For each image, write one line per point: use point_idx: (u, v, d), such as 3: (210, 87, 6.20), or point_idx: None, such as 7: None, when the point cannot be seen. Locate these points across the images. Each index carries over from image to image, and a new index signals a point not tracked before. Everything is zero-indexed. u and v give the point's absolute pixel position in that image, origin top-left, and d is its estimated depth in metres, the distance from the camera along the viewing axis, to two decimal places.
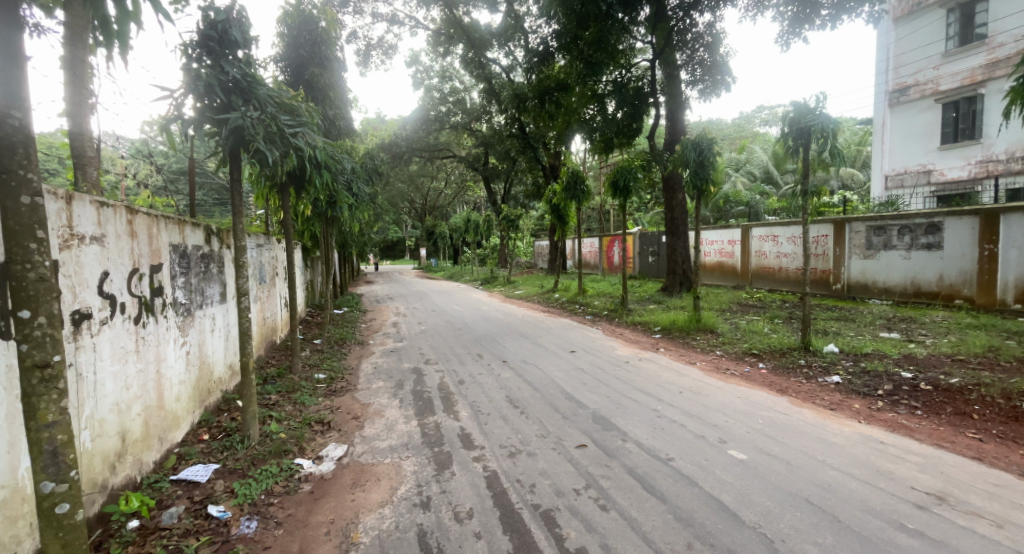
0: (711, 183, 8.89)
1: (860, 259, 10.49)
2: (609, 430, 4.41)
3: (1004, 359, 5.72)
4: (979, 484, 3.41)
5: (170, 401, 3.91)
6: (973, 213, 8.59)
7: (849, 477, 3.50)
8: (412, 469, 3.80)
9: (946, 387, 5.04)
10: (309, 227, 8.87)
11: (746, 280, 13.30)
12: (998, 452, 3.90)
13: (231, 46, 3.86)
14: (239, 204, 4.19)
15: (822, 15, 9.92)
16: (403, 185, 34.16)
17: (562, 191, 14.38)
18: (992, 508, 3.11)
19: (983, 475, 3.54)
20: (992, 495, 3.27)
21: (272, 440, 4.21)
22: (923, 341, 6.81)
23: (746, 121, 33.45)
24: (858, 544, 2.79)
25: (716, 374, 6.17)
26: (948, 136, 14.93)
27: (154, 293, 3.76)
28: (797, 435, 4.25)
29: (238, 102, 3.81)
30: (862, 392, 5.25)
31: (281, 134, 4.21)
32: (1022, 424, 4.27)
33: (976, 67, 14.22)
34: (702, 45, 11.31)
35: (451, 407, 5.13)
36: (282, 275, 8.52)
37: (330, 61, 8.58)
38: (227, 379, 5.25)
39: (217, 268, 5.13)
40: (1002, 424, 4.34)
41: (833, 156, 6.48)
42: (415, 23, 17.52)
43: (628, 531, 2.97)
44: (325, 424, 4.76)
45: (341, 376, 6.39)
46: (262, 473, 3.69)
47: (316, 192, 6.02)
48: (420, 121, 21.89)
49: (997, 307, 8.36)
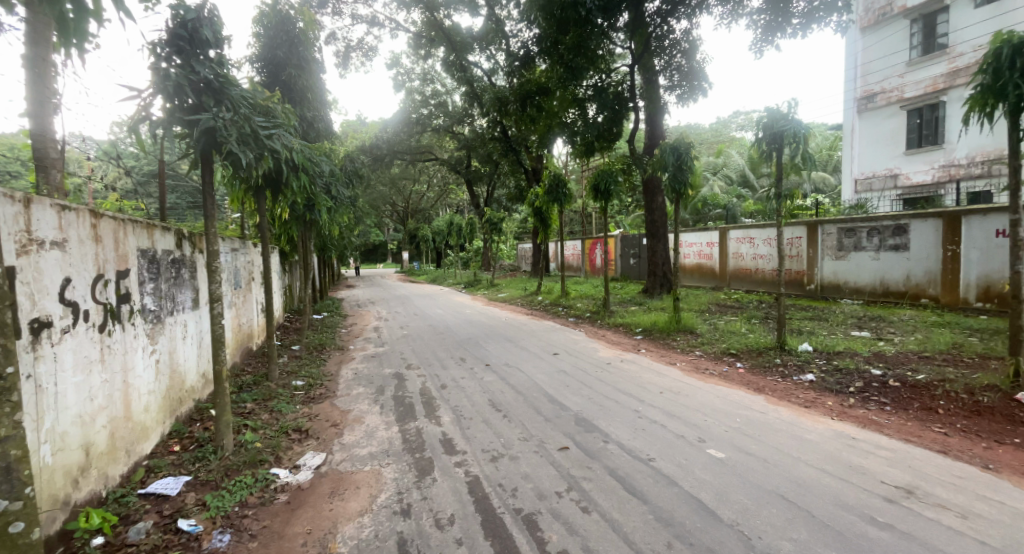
0: (690, 186, 8.98)
1: (832, 259, 10.74)
2: (591, 432, 4.40)
3: (968, 356, 5.87)
4: (946, 477, 3.49)
5: (139, 412, 3.78)
6: (937, 215, 8.87)
7: (822, 473, 3.55)
8: (392, 477, 3.73)
9: (914, 383, 5.14)
10: (286, 231, 8.70)
11: (724, 281, 13.50)
12: (963, 445, 4.01)
13: (202, 46, 3.76)
14: (212, 208, 4.07)
15: (793, 24, 10.15)
16: (385, 188, 33.86)
17: (544, 194, 14.38)
18: (958, 501, 3.18)
19: (950, 468, 3.63)
20: (957, 487, 3.35)
21: (248, 450, 4.10)
22: (892, 339, 6.98)
23: (723, 126, 34.14)
24: (831, 538, 2.82)
25: (695, 374, 6.22)
26: (913, 141, 15.41)
27: (121, 300, 3.63)
28: (772, 433, 4.30)
29: (209, 103, 3.72)
30: (835, 390, 5.35)
31: (256, 136, 4.10)
32: (985, 418, 4.40)
33: (938, 75, 14.69)
34: (680, 51, 11.54)
35: (433, 412, 5.06)
36: (258, 280, 8.33)
37: (308, 62, 8.44)
38: (200, 387, 5.10)
39: (189, 274, 4.99)
40: (965, 418, 4.46)
41: (805, 160, 6.59)
42: (396, 25, 17.19)
43: (610, 533, 2.95)
44: (303, 432, 4.66)
45: (320, 383, 6.26)
46: (237, 484, 3.60)
47: (293, 195, 5.90)
48: (402, 123, 21.74)
49: (961, 306, 8.61)
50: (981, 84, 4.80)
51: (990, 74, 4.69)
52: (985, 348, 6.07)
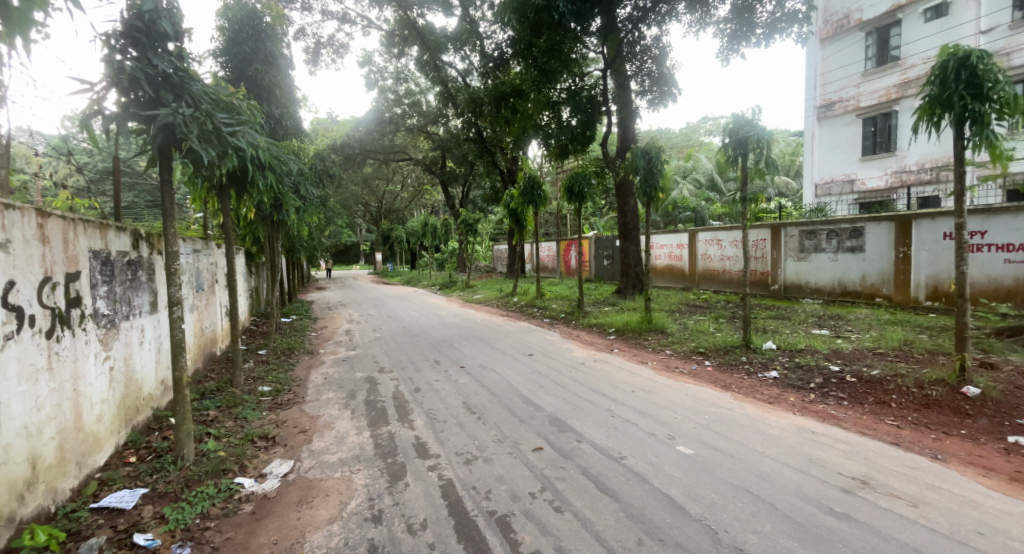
0: (661, 190, 9.12)
1: (795, 260, 11.08)
2: (565, 432, 4.40)
3: (918, 351, 6.14)
4: (898, 467, 3.61)
5: (91, 421, 3.59)
6: (890, 218, 9.25)
7: (785, 466, 3.63)
8: (363, 483, 3.64)
9: (869, 378, 5.32)
10: (251, 232, 8.45)
11: (693, 282, 13.77)
12: (914, 437, 4.17)
13: (160, 38, 3.61)
14: (171, 208, 3.90)
15: (757, 34, 10.42)
16: (358, 188, 33.30)
17: (519, 196, 14.37)
18: (910, 490, 3.30)
19: (902, 459, 3.76)
20: (909, 477, 3.47)
21: (210, 459, 3.94)
22: (849, 337, 7.24)
23: (692, 131, 34.91)
24: (794, 529, 2.89)
25: (665, 373, 6.31)
26: (868, 148, 16.03)
27: (71, 304, 3.45)
28: (738, 429, 4.39)
29: (168, 98, 3.58)
30: (797, 386, 5.51)
31: (218, 133, 3.93)
32: (934, 411, 4.59)
33: (891, 86, 15.33)
34: (650, 57, 11.85)
35: (405, 416, 4.98)
36: (222, 281, 8.06)
37: (276, 58, 8.21)
38: (158, 395, 4.88)
39: (146, 276, 4.78)
40: (916, 411, 4.64)
41: (769, 165, 6.78)
42: (368, 23, 16.94)
43: (582, 532, 2.95)
44: (270, 439, 4.51)
45: (288, 389, 6.08)
46: (197, 496, 3.46)
47: (259, 195, 5.72)
48: (374, 122, 21.42)
49: (912, 304, 8.98)
50: (929, 95, 5.00)
51: (937, 86, 4.90)
52: (933, 345, 6.36)
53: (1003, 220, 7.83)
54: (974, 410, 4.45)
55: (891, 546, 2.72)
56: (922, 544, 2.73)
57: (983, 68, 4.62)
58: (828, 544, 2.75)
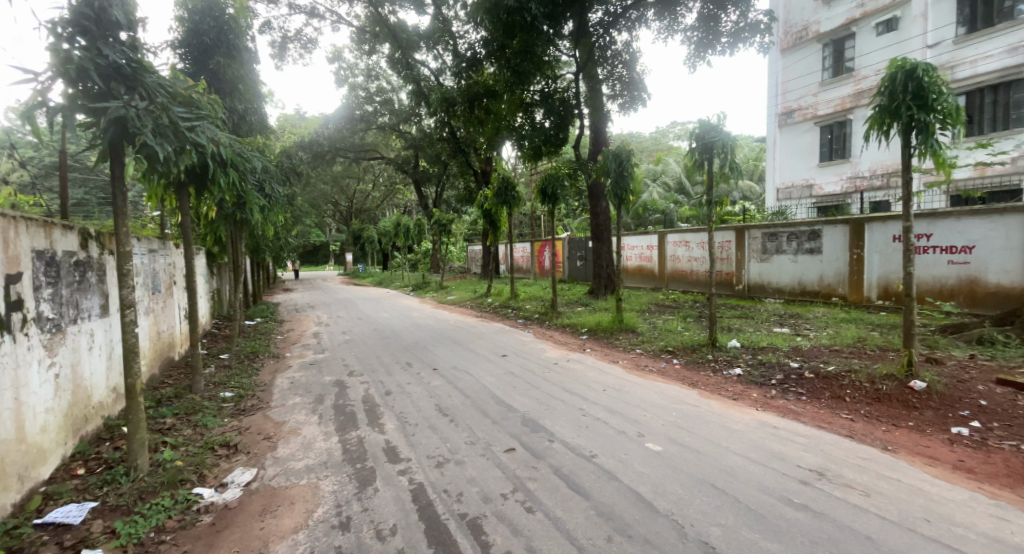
0: (631, 193, 9.22)
1: (758, 262, 11.38)
2: (537, 432, 4.38)
3: (871, 348, 6.38)
4: (852, 459, 3.74)
5: (34, 432, 3.37)
6: (845, 221, 9.60)
7: (748, 460, 3.70)
8: (330, 490, 3.53)
9: (825, 374, 5.48)
10: (213, 231, 8.13)
11: (663, 282, 14.00)
12: (867, 429, 4.32)
13: (111, 27, 3.43)
14: (122, 206, 3.70)
15: (722, 42, 10.67)
16: (327, 186, 32.60)
17: (492, 196, 14.30)
18: (863, 480, 3.41)
19: (855, 451, 3.89)
20: (861, 468, 3.59)
21: (166, 469, 3.76)
22: (809, 335, 7.48)
23: (661, 135, 35.56)
24: (756, 521, 2.94)
25: (635, 372, 6.37)
26: (824, 154, 16.64)
27: (12, 308, 3.23)
28: (704, 425, 4.45)
29: (119, 90, 3.40)
30: (759, 382, 5.65)
31: (175, 127, 3.73)
32: (885, 404, 4.76)
33: (846, 96, 15.93)
34: (621, 62, 12.05)
35: (376, 420, 4.87)
36: (180, 283, 7.73)
37: (240, 52, 7.93)
38: (110, 403, 4.63)
39: (96, 278, 4.54)
40: (868, 405, 4.81)
41: (733, 169, 6.93)
42: (338, 18, 16.61)
43: (553, 531, 2.93)
44: (232, 447, 4.34)
45: (251, 394, 5.87)
46: (152, 508, 3.29)
47: (221, 192, 5.51)
48: (344, 120, 20.99)
49: (865, 303, 9.34)
50: (880, 104, 5.19)
51: (886, 96, 5.10)
52: (884, 341, 6.63)
53: (946, 223, 8.22)
54: (920, 403, 4.63)
55: (847, 534, 2.80)
56: (875, 532, 2.82)
57: (929, 80, 4.83)
58: (788, 534, 2.81)
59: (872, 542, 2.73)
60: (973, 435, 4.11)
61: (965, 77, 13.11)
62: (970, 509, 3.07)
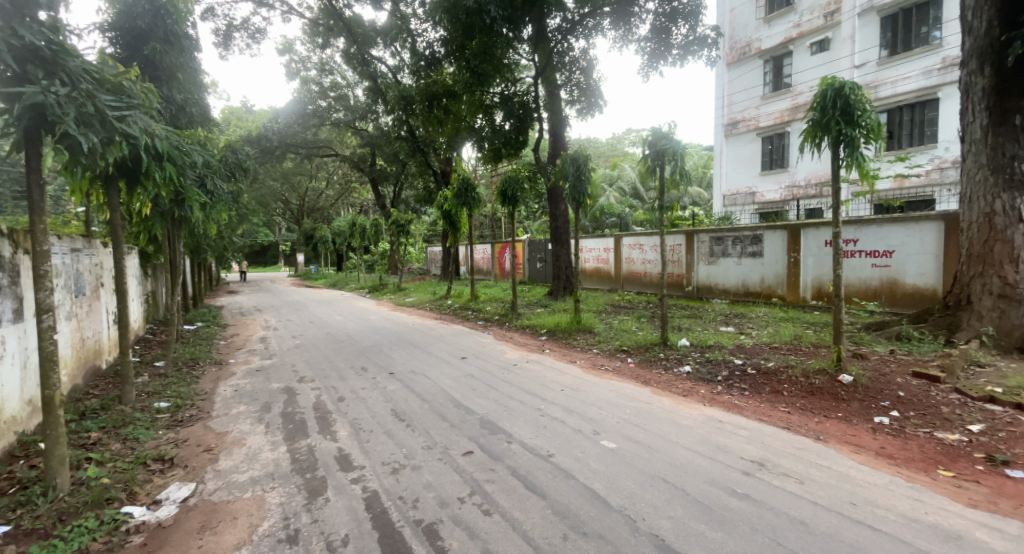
0: (588, 197, 9.31)
1: (706, 264, 11.77)
2: (495, 434, 4.33)
3: (806, 345, 6.71)
4: (789, 449, 3.89)
5: None
6: (783, 227, 10.07)
7: (695, 454, 3.79)
8: (277, 502, 3.34)
9: (765, 370, 5.70)
10: (147, 229, 7.61)
11: (619, 283, 14.26)
12: (802, 421, 4.52)
13: (28, 6, 3.11)
14: (38, 201, 3.39)
15: (672, 54, 10.98)
16: (277, 183, 31.36)
17: (451, 197, 14.14)
18: (799, 469, 3.54)
19: (792, 441, 4.06)
20: (797, 457, 3.75)
21: (91, 487, 3.46)
22: (752, 333, 7.80)
23: (618, 141, 36.31)
24: (703, 513, 2.99)
25: (592, 371, 6.44)
26: (766, 164, 17.45)
27: None
28: (657, 421, 4.52)
29: (37, 75, 3.10)
30: (707, 379, 5.81)
31: (102, 117, 3.44)
32: (817, 396, 4.99)
33: (784, 109, 16.78)
34: (578, 69, 12.19)
35: (327, 427, 4.67)
36: (109, 285, 7.17)
37: (179, 39, 7.44)
38: (24, 416, 4.22)
39: (8, 280, 4.13)
40: (803, 397, 5.03)
41: (683, 176, 7.13)
42: (289, 9, 15.99)
43: (510, 533, 2.88)
44: (167, 461, 4.05)
45: (189, 404, 5.51)
46: (74, 530, 3.02)
47: (156, 187, 5.14)
48: (296, 115, 20.25)
49: (801, 303, 9.83)
50: (813, 118, 5.43)
51: (818, 111, 5.33)
52: (817, 339, 7.00)
53: (871, 230, 8.77)
54: (848, 395, 4.88)
55: (785, 521, 2.90)
56: (811, 517, 2.93)
57: (855, 98, 5.10)
58: (734, 524, 2.87)
59: (807, 526, 2.84)
60: (893, 424, 4.37)
61: (887, 95, 14.09)
62: (893, 492, 3.24)
